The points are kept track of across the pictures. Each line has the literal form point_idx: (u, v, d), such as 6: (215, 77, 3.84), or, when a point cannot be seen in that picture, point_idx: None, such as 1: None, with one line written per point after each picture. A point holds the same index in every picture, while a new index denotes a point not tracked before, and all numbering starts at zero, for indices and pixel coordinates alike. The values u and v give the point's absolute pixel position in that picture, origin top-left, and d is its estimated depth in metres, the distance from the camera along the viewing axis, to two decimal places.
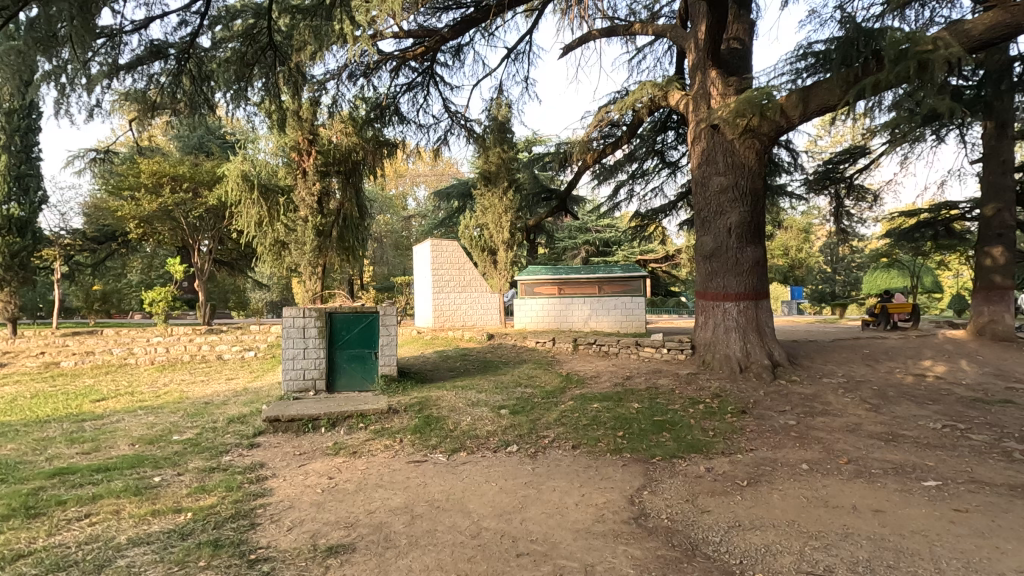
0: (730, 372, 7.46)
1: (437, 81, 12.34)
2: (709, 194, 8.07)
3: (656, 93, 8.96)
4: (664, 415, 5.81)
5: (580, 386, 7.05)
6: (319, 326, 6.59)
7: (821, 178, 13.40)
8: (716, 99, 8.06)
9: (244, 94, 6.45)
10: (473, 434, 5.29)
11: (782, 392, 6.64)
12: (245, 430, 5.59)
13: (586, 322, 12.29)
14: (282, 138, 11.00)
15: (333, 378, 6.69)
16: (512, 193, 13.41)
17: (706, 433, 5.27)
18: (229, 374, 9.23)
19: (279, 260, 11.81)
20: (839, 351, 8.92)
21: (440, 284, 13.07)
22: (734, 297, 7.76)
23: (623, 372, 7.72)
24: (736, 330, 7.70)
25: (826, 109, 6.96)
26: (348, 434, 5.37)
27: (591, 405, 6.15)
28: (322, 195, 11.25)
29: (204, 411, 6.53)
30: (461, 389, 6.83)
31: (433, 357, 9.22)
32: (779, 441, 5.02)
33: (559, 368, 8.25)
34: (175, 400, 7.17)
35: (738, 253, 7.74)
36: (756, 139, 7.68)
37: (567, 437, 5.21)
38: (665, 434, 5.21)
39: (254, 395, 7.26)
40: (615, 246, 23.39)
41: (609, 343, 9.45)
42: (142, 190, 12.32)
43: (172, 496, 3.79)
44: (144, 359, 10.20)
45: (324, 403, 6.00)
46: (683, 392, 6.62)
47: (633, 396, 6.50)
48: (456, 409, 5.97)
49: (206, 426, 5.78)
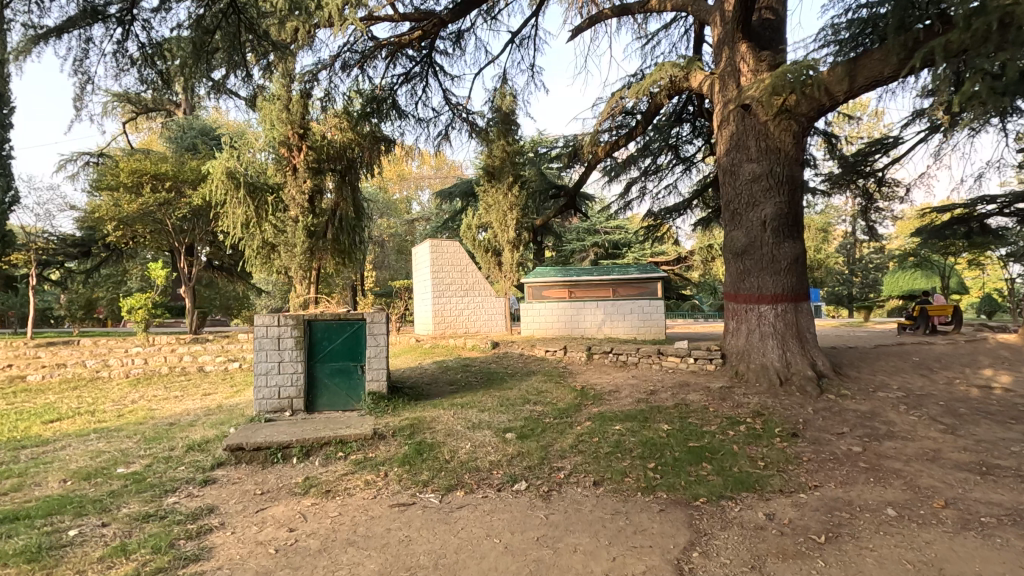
0: (769, 385, 6.49)
1: (436, 72, 11.56)
2: (739, 184, 7.17)
3: (677, 74, 8.07)
4: (700, 440, 4.88)
5: (598, 404, 6.13)
6: (296, 336, 5.72)
7: (847, 172, 12.28)
8: (747, 77, 7.15)
9: (209, 75, 5.58)
10: (473, 466, 4.39)
11: (834, 409, 5.69)
12: (202, 461, 4.70)
13: (599, 327, 11.39)
14: (270, 132, 10.18)
15: (313, 396, 5.80)
16: (518, 189, 12.59)
17: (756, 464, 4.33)
18: (206, 389, 8.32)
19: (268, 265, 10.90)
20: (885, 359, 7.94)
21: (440, 287, 12.13)
22: (770, 299, 6.83)
23: (645, 386, 6.78)
24: (773, 337, 6.77)
25: (878, 82, 6.05)
26: (325, 467, 4.49)
27: (612, 428, 5.22)
28: (313, 193, 10.45)
29: (164, 435, 5.66)
30: (461, 408, 5.92)
31: (432, 369, 8.35)
32: (849, 477, 4.07)
33: (571, 381, 7.32)
34: (137, 421, 6.32)
35: (775, 250, 6.81)
36: (794, 120, 6.78)
37: (587, 470, 4.29)
38: (707, 466, 4.29)
39: (227, 415, 6.38)
40: (624, 248, 22.53)
41: (626, 351, 8.52)
42: (122, 190, 11.51)
43: (75, 564, 2.90)
44: (118, 372, 9.18)
45: (299, 427, 5.10)
46: (718, 411, 5.68)
47: (661, 416, 5.57)
48: (454, 434, 5.06)
49: (158, 456, 4.89)
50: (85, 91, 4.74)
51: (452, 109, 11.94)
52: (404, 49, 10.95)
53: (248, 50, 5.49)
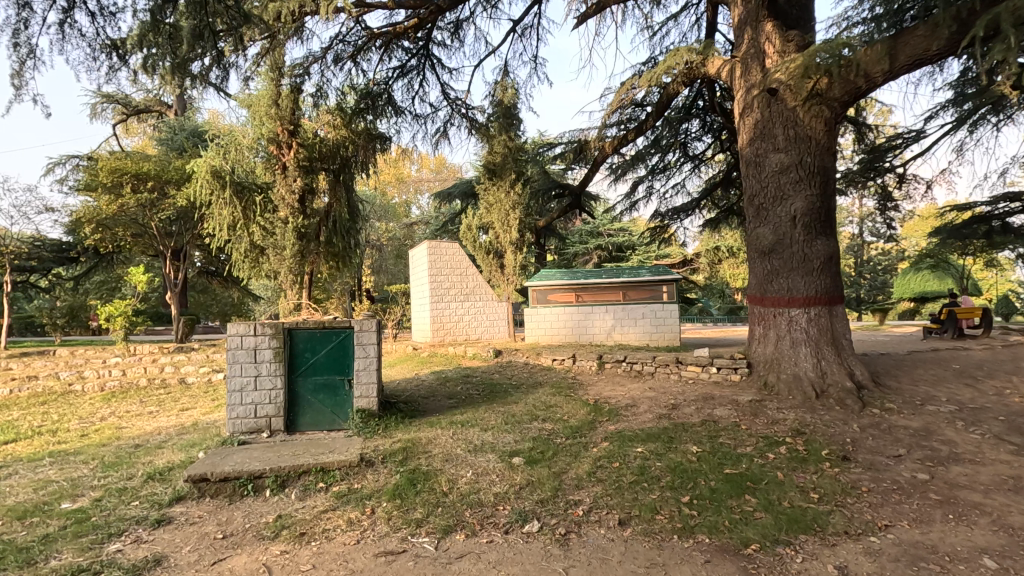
0: (803, 398, 5.83)
1: (433, 65, 10.99)
2: (765, 176, 6.55)
3: (693, 60, 7.47)
4: (737, 465, 4.23)
5: (615, 421, 5.46)
6: (274, 348, 5.08)
7: (865, 169, 11.48)
8: (772, 59, 6.54)
9: (171, 50, 4.99)
10: (475, 500, 3.75)
11: (883, 425, 5.04)
12: (161, 494, 4.04)
13: (609, 333, 10.80)
14: (258, 128, 9.53)
15: (294, 414, 5.15)
16: (521, 186, 11.95)
17: (808, 497, 3.67)
18: (185, 404, 7.66)
19: (256, 269, 10.19)
20: (924, 367, 7.26)
21: (439, 292, 11.50)
22: (802, 303, 6.20)
23: (666, 400, 6.11)
24: (806, 344, 6.12)
25: (921, 61, 5.45)
26: (302, 502, 3.82)
27: (634, 450, 4.59)
28: (304, 193, 9.69)
29: (125, 460, 4.99)
30: (461, 428, 5.26)
31: (429, 380, 7.71)
32: (922, 513, 3.42)
33: (582, 394, 6.64)
34: (99, 443, 5.66)
35: (806, 247, 6.20)
36: (825, 106, 6.17)
37: (609, 505, 3.64)
38: (751, 500, 3.63)
39: (200, 435, 5.72)
40: (628, 251, 21.90)
41: (641, 360, 7.87)
42: (101, 190, 10.88)
43: None
44: (93, 386, 8.50)
45: (276, 452, 4.44)
46: (751, 429, 5.03)
47: (688, 435, 4.92)
48: (452, 460, 4.41)
49: (112, 487, 4.23)
50: (25, 67, 4.10)
51: (450, 104, 11.36)
52: (400, 41, 10.39)
53: (216, 22, 4.96)
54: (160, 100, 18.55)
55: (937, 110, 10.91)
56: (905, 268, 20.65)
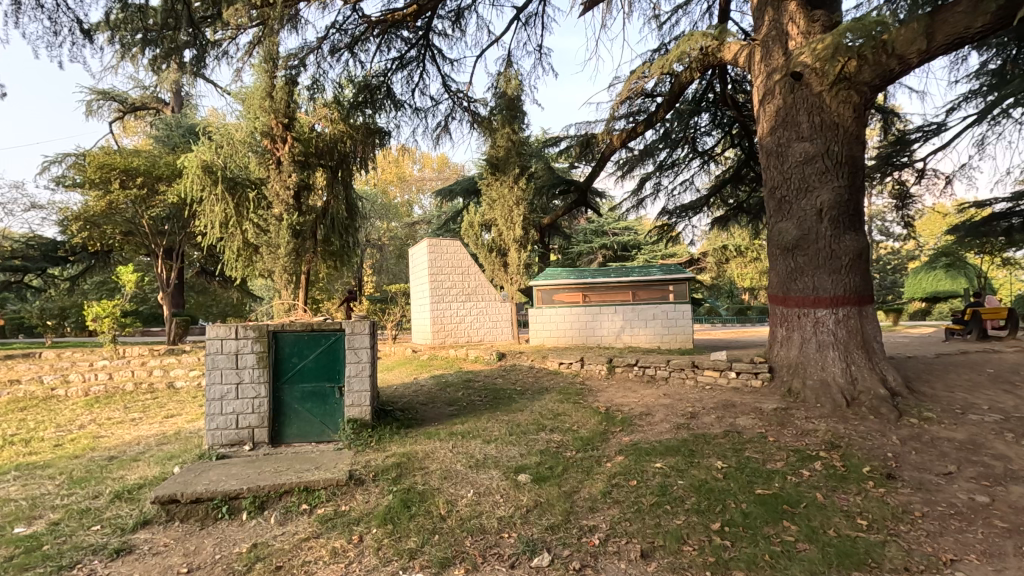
0: (833, 406, 5.36)
1: (433, 56, 10.57)
2: (788, 167, 6.11)
3: (708, 45, 7.04)
4: (769, 485, 3.78)
5: (629, 432, 5.02)
6: (258, 352, 4.66)
7: (882, 164, 10.91)
8: (797, 41, 6.11)
9: None
10: (476, 526, 3.31)
11: (926, 438, 4.58)
12: (126, 517, 3.60)
13: (618, 335, 10.36)
14: (250, 121, 9.08)
15: (280, 425, 4.73)
16: (525, 181, 11.44)
17: (856, 524, 3.23)
18: (171, 410, 7.25)
19: (249, 268, 9.75)
20: (956, 371, 6.79)
21: (439, 292, 11.13)
22: (829, 303, 5.75)
23: (683, 408, 5.65)
24: (834, 348, 5.67)
25: (962, 40, 4.99)
26: (281, 528, 3.39)
27: (652, 466, 4.15)
28: (300, 188, 9.20)
29: (94, 475, 4.57)
30: (461, 440, 4.82)
31: (429, 385, 7.29)
32: (991, 546, 2.97)
33: (592, 401, 6.20)
34: (71, 454, 5.25)
35: (833, 243, 5.75)
36: (853, 90, 5.72)
37: (629, 533, 3.21)
38: (791, 527, 3.19)
39: (180, 446, 5.30)
40: (634, 250, 21.50)
41: (655, 364, 7.41)
42: (90, 186, 10.50)
43: None
44: (77, 390, 8.11)
45: (257, 469, 4.01)
46: (779, 441, 4.58)
47: (710, 449, 4.47)
48: (451, 477, 3.97)
49: (73, 509, 3.80)
50: None
51: (452, 97, 10.94)
52: (399, 31, 10.01)
53: None
54: (157, 96, 18.26)
55: (959, 101, 10.44)
56: (917, 267, 20.15)
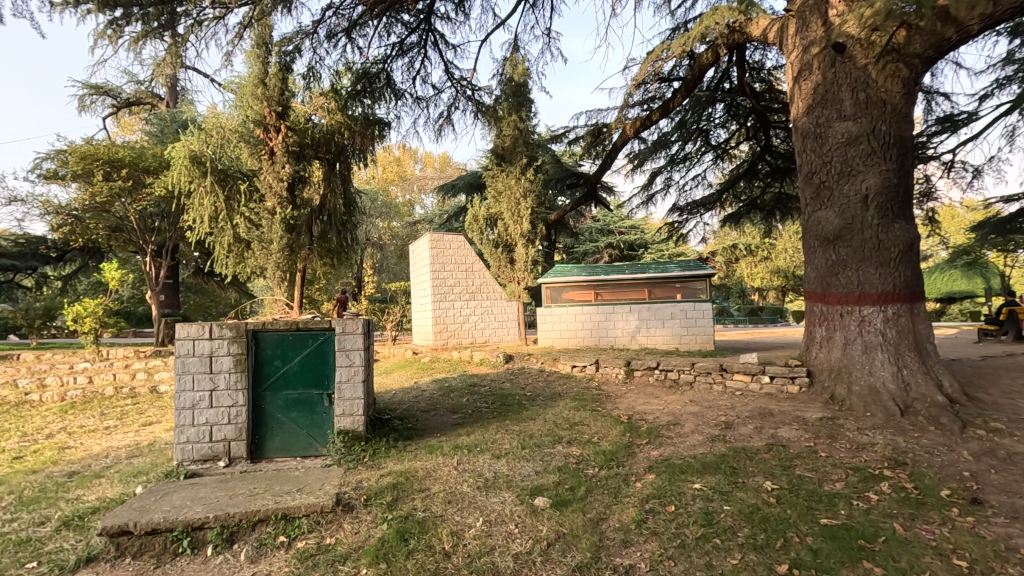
0: (885, 416, 4.76)
1: (435, 42, 10.01)
2: (828, 150, 5.53)
3: (735, 19, 6.46)
4: (834, 511, 3.19)
5: (657, 445, 4.43)
6: (236, 355, 4.08)
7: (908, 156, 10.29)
8: (837, 10, 5.53)
9: None
10: (487, 566, 2.71)
11: (1005, 454, 3.95)
12: (67, 553, 3.00)
13: (632, 336, 9.78)
14: (241, 108, 8.49)
15: (261, 438, 4.15)
16: (533, 172, 10.83)
17: (953, 566, 2.63)
18: (150, 417, 6.67)
19: (240, 264, 9.13)
20: (1011, 375, 6.16)
21: (442, 290, 10.56)
22: (876, 299, 5.16)
23: (715, 417, 5.05)
24: (883, 349, 5.06)
25: None
26: (252, 567, 2.80)
27: (691, 488, 3.55)
28: (294, 180, 8.51)
29: (46, 496, 3.98)
30: (467, 454, 4.24)
31: (431, 390, 6.71)
32: None
33: (610, 409, 5.61)
34: (28, 470, 4.66)
35: (881, 232, 5.16)
36: (903, 63, 5.11)
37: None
38: (875, 571, 2.59)
39: (152, 460, 4.72)
40: (641, 249, 20.92)
41: (677, 366, 6.83)
42: (72, 179, 9.96)
43: None
44: (52, 395, 7.55)
45: (232, 490, 3.44)
46: (833, 457, 3.99)
47: (754, 466, 3.88)
48: (457, 502, 3.38)
49: (11, 539, 3.21)
50: None
51: (454, 86, 10.40)
52: (399, 14, 9.45)
53: None
54: (151, 92, 17.90)
55: (991, 89, 9.87)
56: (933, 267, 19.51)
